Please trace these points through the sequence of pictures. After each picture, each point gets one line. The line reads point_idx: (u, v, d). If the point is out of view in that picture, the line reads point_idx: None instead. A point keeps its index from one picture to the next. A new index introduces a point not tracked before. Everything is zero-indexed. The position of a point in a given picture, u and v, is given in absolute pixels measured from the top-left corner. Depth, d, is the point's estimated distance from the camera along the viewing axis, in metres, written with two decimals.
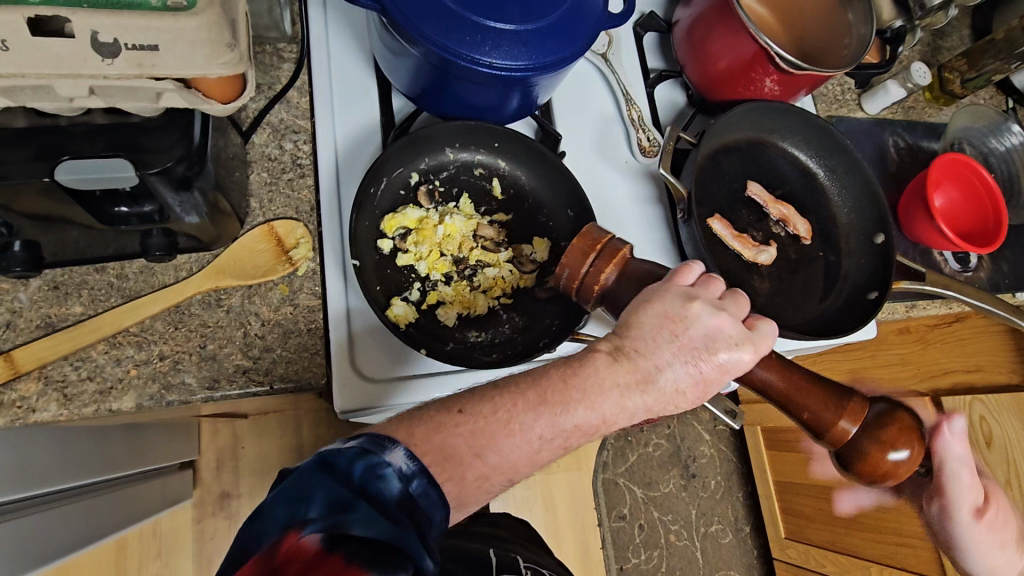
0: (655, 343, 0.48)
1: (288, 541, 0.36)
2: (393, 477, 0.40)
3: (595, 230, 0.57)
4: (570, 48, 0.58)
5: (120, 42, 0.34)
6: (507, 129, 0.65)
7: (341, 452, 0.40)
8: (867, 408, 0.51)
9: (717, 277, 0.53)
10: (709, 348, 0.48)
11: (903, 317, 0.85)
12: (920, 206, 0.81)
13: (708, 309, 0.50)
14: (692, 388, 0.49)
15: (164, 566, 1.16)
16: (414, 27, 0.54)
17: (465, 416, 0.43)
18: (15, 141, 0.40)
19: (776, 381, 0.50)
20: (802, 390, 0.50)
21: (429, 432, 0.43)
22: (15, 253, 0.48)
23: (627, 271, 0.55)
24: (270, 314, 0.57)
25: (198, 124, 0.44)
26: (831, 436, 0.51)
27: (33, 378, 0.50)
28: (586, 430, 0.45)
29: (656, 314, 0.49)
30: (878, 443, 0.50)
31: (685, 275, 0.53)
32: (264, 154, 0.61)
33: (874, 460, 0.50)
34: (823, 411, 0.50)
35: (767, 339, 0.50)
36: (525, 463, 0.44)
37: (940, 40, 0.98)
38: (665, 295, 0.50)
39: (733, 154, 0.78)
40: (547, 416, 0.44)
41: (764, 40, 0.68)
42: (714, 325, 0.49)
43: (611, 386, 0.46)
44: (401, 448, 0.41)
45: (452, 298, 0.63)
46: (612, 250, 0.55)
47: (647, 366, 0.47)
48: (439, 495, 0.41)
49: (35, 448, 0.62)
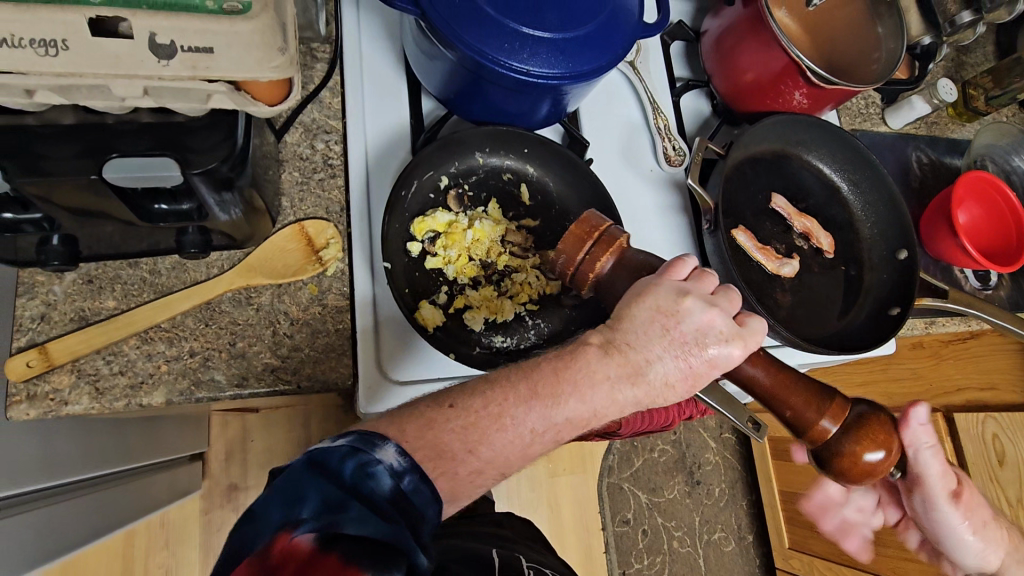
0: (646, 338, 0.47)
1: (281, 542, 0.36)
2: (384, 474, 0.39)
3: (594, 216, 0.55)
4: (605, 58, 0.58)
5: (177, 44, 0.35)
6: (536, 135, 0.66)
7: (330, 450, 0.40)
8: (849, 409, 0.50)
9: (710, 272, 0.52)
10: (700, 343, 0.47)
11: (922, 333, 0.84)
12: (943, 222, 0.81)
13: (700, 304, 0.48)
14: (682, 382, 0.48)
15: (170, 557, 1.16)
16: (452, 32, 0.54)
17: (457, 410, 0.43)
18: (62, 138, 0.41)
19: (764, 378, 0.49)
20: (787, 387, 0.49)
21: (421, 430, 0.42)
22: (53, 247, 0.48)
23: (624, 260, 0.53)
24: (299, 314, 0.57)
25: (241, 126, 0.44)
26: (811, 435, 0.49)
27: (66, 370, 0.51)
28: (578, 423, 0.45)
29: (647, 307, 0.48)
30: (857, 444, 0.49)
31: (679, 269, 0.51)
32: (296, 154, 0.61)
33: (850, 460, 0.49)
34: (805, 410, 0.49)
35: (756, 335, 0.49)
36: (520, 457, 0.44)
37: (964, 56, 0.98)
38: (658, 288, 0.49)
39: (759, 166, 0.78)
40: (539, 410, 0.44)
41: (796, 53, 0.68)
42: (705, 321, 0.48)
43: (602, 378, 0.46)
44: (392, 445, 0.40)
45: (479, 302, 0.63)
46: (608, 238, 0.54)
47: (637, 359, 0.47)
48: (431, 491, 0.41)
49: (58, 439, 0.63)
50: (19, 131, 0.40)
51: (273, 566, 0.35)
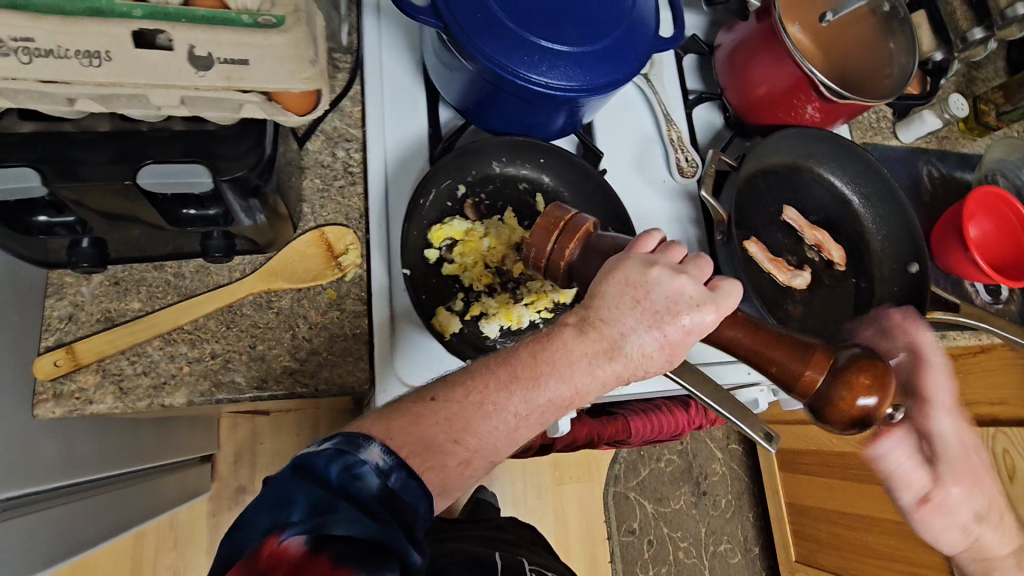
0: (618, 311, 0.46)
1: (269, 545, 0.37)
2: (371, 474, 0.39)
3: (556, 210, 0.55)
4: (622, 70, 0.59)
5: (214, 56, 0.36)
6: (552, 145, 0.67)
7: (316, 454, 0.40)
8: (834, 356, 0.50)
9: (678, 243, 0.51)
10: (672, 311, 0.46)
11: (933, 346, 0.85)
12: (953, 238, 0.82)
13: (668, 273, 0.47)
14: (658, 352, 0.47)
15: (178, 558, 1.17)
16: (473, 45, 0.55)
17: (440, 402, 0.43)
18: (96, 144, 0.42)
19: (744, 338, 0.49)
20: (770, 343, 0.50)
21: (406, 423, 0.42)
22: (84, 249, 0.49)
23: (591, 245, 0.52)
24: (318, 318, 0.58)
25: (270, 135, 0.45)
26: (801, 388, 0.50)
27: (92, 370, 0.52)
28: (562, 405, 0.44)
29: (617, 283, 0.47)
30: (847, 390, 0.49)
31: (646, 242, 0.50)
32: (317, 161, 0.62)
33: (841, 406, 0.49)
34: (790, 364, 0.49)
35: (730, 298, 0.49)
36: (504, 442, 0.43)
37: (975, 71, 0.98)
38: (626, 262, 0.48)
39: (771, 178, 0.79)
40: (520, 393, 0.43)
41: (809, 68, 0.69)
42: (675, 289, 0.47)
43: (579, 356, 0.45)
44: (377, 445, 0.40)
45: (495, 309, 0.64)
46: (574, 226, 0.53)
47: (612, 334, 0.46)
48: (421, 486, 0.40)
49: (78, 438, 0.64)
50: (58, 136, 0.41)
51: (261, 570, 0.35)
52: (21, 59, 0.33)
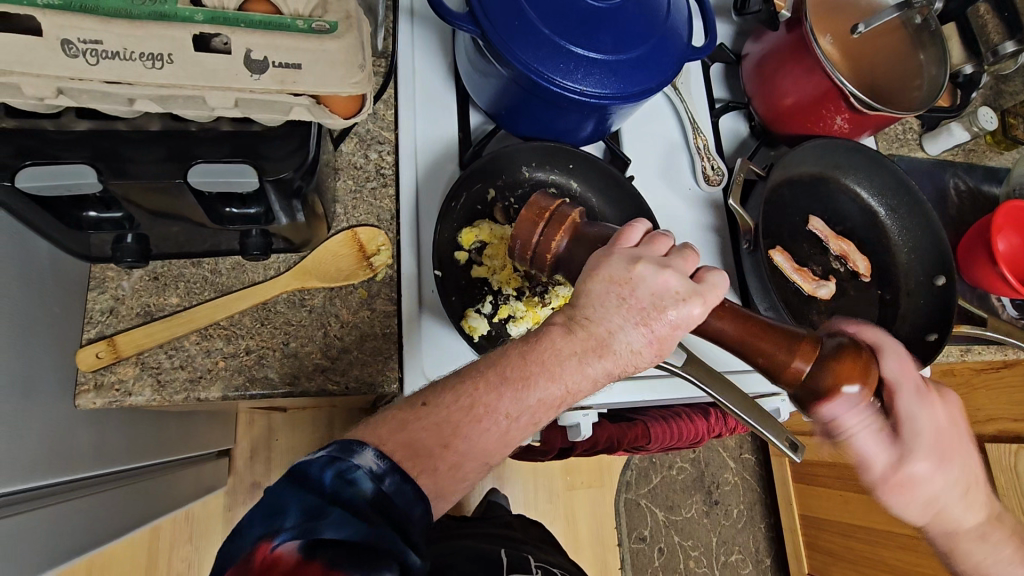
0: (604, 309, 0.46)
1: (262, 552, 0.37)
2: (364, 478, 0.39)
3: (542, 198, 0.54)
4: (655, 79, 0.59)
5: (269, 59, 0.37)
6: (581, 151, 0.68)
7: (310, 462, 0.40)
8: (821, 344, 0.49)
9: (664, 234, 0.50)
10: (657, 306, 0.45)
11: (957, 361, 0.84)
12: (982, 253, 0.81)
13: (652, 268, 0.46)
14: (648, 348, 0.46)
15: (194, 552, 1.18)
16: (510, 51, 0.56)
17: (429, 408, 0.43)
18: (150, 144, 0.43)
19: (732, 332, 0.48)
20: (757, 334, 0.48)
21: (395, 429, 0.42)
22: (128, 244, 0.51)
23: (578, 233, 0.52)
24: (349, 317, 0.59)
25: (314, 137, 0.46)
26: (787, 378, 0.49)
27: (131, 363, 0.53)
28: (551, 404, 0.44)
29: (601, 280, 0.46)
30: (834, 378, 0.48)
31: (628, 235, 0.49)
32: (350, 163, 0.63)
33: (828, 395, 0.48)
34: (776, 353, 0.48)
35: (717, 290, 0.47)
36: (497, 445, 0.44)
37: (1003, 84, 0.98)
38: (610, 259, 0.47)
39: (797, 188, 0.79)
40: (510, 395, 0.43)
41: (840, 79, 0.69)
42: (660, 283, 0.46)
43: (568, 355, 0.45)
44: (370, 450, 0.41)
45: (523, 312, 0.64)
46: (561, 216, 0.53)
47: (599, 332, 0.45)
48: (414, 489, 0.41)
49: (109, 430, 0.65)
50: (111, 135, 0.42)
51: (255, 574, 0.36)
52: (88, 61, 0.34)
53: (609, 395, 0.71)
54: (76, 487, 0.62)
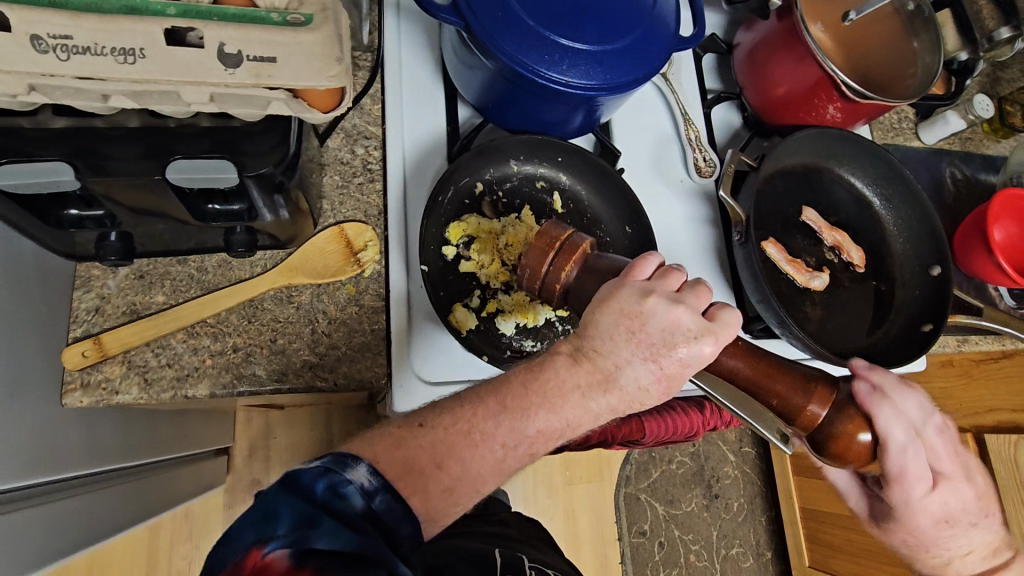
0: (613, 343, 0.45)
1: (254, 557, 0.37)
2: (356, 493, 0.40)
3: (553, 227, 0.53)
4: (642, 70, 0.58)
5: (243, 53, 0.36)
6: (570, 143, 0.67)
7: (304, 470, 0.41)
8: (833, 391, 0.50)
9: (679, 268, 0.48)
10: (667, 343, 0.44)
11: (954, 351, 0.83)
12: (978, 240, 0.81)
13: (664, 303, 0.45)
14: (655, 384, 0.46)
15: (194, 549, 1.19)
16: (494, 43, 0.55)
17: (426, 429, 0.44)
18: (128, 140, 0.43)
19: (744, 369, 0.47)
20: (772, 375, 0.48)
21: (391, 448, 0.43)
22: (112, 243, 0.51)
23: (588, 265, 0.51)
24: (337, 313, 0.59)
25: (295, 132, 0.46)
26: (802, 422, 0.48)
27: (118, 361, 0.53)
28: (551, 435, 0.45)
29: (612, 312, 0.45)
30: (846, 424, 0.49)
31: (643, 268, 0.47)
32: (337, 159, 0.63)
33: (846, 441, 0.49)
34: (793, 397, 0.48)
35: (730, 329, 0.46)
36: (491, 472, 0.44)
37: (1000, 71, 0.97)
38: (621, 292, 0.46)
39: (790, 179, 0.78)
40: (507, 424, 0.44)
41: (831, 68, 0.68)
42: (670, 320, 0.44)
43: (572, 388, 0.45)
44: (364, 465, 0.42)
45: (511, 306, 0.64)
46: (571, 246, 0.51)
47: (606, 365, 0.45)
48: (404, 509, 0.41)
49: (103, 430, 0.65)
50: (89, 132, 0.42)
51: None
52: (59, 57, 0.34)
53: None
54: (69, 485, 0.62)
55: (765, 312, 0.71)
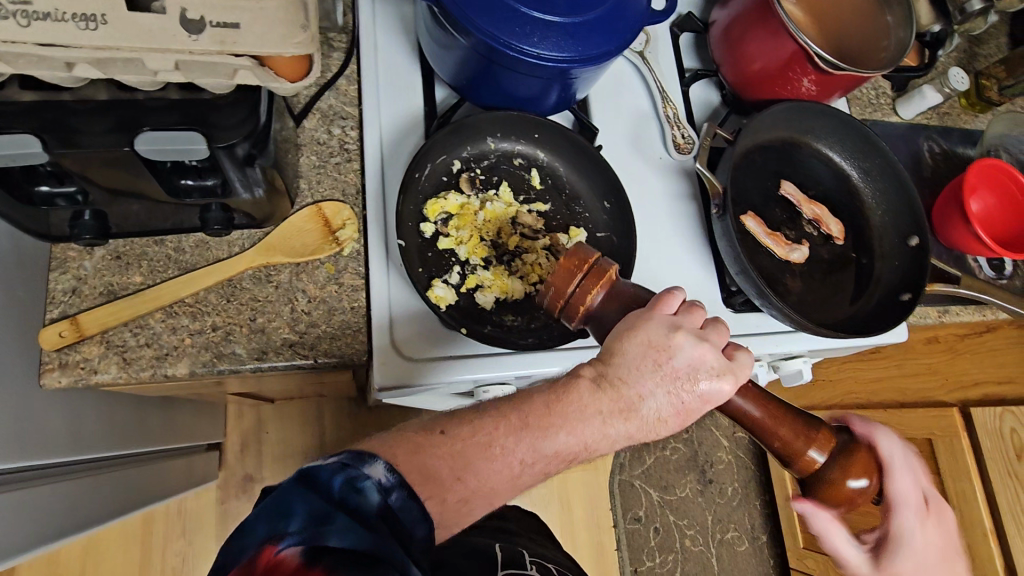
0: (639, 372, 0.47)
1: (266, 555, 0.36)
2: (373, 489, 0.39)
3: (583, 248, 0.50)
4: (614, 42, 0.59)
5: (206, 19, 0.37)
6: (546, 120, 0.67)
7: (320, 467, 0.40)
8: (834, 438, 0.49)
9: (700, 306, 0.51)
10: (691, 378, 0.47)
11: (936, 322, 0.84)
12: (955, 209, 0.81)
13: (691, 340, 0.48)
14: (674, 417, 0.48)
15: (187, 545, 1.18)
16: (466, 17, 0.56)
17: (446, 438, 0.44)
18: (97, 112, 0.43)
19: (754, 411, 0.47)
20: (777, 418, 0.47)
21: (409, 454, 0.43)
22: (85, 222, 0.51)
23: (614, 292, 0.50)
24: (316, 292, 0.59)
25: (264, 103, 0.46)
26: (800, 465, 0.48)
27: (96, 341, 0.53)
28: (568, 457, 0.46)
29: (639, 343, 0.47)
30: (840, 470, 0.48)
31: (669, 302, 0.49)
32: (314, 139, 0.63)
33: (837, 487, 0.48)
34: (794, 441, 0.47)
35: (747, 368, 0.48)
36: (506, 486, 0.44)
37: (977, 47, 0.98)
38: (649, 323, 0.47)
39: (768, 153, 0.79)
40: (528, 440, 0.44)
41: (803, 39, 0.69)
42: (696, 356, 0.47)
43: (593, 413, 0.46)
44: (381, 462, 0.41)
45: (490, 282, 0.64)
46: (599, 271, 0.49)
47: (629, 395, 0.47)
48: (421, 508, 0.41)
49: (92, 418, 0.66)
50: (56, 106, 0.42)
51: None
52: (19, 23, 0.34)
53: (498, 370, 0.62)
54: (52, 472, 0.62)
55: (744, 283, 0.72)
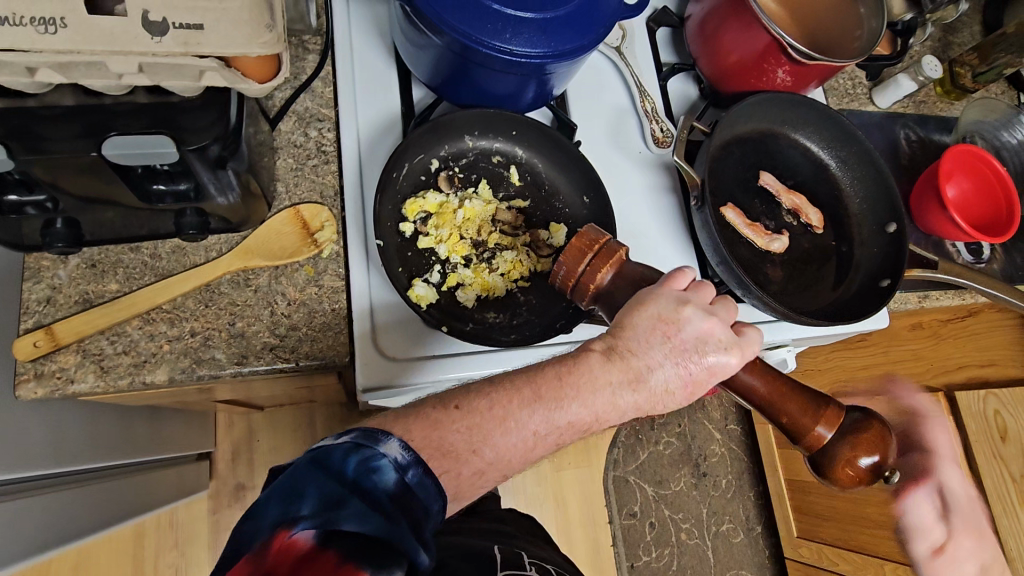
0: (648, 344, 0.47)
1: (279, 539, 0.36)
2: (389, 468, 0.39)
3: (593, 230, 0.54)
4: (586, 37, 0.59)
5: (168, 21, 0.37)
6: (523, 117, 0.67)
7: (333, 447, 0.39)
8: (844, 414, 0.49)
9: (708, 282, 0.51)
10: (699, 349, 0.47)
11: (917, 308, 0.85)
12: (931, 195, 0.82)
13: (699, 313, 0.48)
14: (681, 389, 0.48)
15: (180, 557, 1.17)
16: (438, 16, 0.56)
17: (463, 412, 0.43)
18: (63, 118, 0.42)
19: (759, 385, 0.48)
20: (783, 393, 0.47)
21: (427, 429, 0.42)
22: (57, 230, 0.51)
23: (623, 271, 0.52)
24: (297, 295, 0.58)
25: (234, 105, 0.46)
26: (808, 442, 0.48)
27: (72, 350, 0.53)
28: (580, 428, 0.45)
29: (649, 316, 0.48)
30: (850, 448, 0.47)
31: (678, 280, 0.50)
32: (290, 141, 0.63)
33: (847, 465, 0.47)
34: (802, 418, 0.47)
35: (755, 344, 0.49)
36: (520, 459, 0.44)
37: (950, 36, 0.99)
38: (659, 297, 0.48)
39: (745, 145, 0.79)
40: (542, 413, 0.44)
41: (776, 31, 0.69)
42: (704, 329, 0.48)
43: (604, 384, 0.45)
44: (396, 439, 0.40)
45: (471, 280, 0.64)
46: (608, 251, 0.52)
47: (638, 365, 0.46)
48: (436, 485, 0.40)
49: (75, 429, 0.65)
50: (20, 112, 0.41)
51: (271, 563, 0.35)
52: None
53: (484, 367, 0.62)
54: (36, 485, 0.62)
55: (724, 275, 0.72)
